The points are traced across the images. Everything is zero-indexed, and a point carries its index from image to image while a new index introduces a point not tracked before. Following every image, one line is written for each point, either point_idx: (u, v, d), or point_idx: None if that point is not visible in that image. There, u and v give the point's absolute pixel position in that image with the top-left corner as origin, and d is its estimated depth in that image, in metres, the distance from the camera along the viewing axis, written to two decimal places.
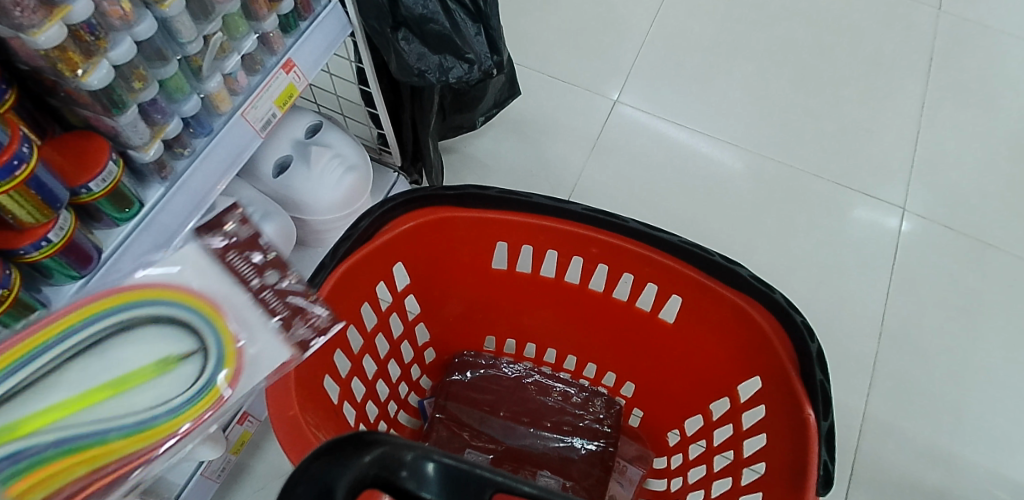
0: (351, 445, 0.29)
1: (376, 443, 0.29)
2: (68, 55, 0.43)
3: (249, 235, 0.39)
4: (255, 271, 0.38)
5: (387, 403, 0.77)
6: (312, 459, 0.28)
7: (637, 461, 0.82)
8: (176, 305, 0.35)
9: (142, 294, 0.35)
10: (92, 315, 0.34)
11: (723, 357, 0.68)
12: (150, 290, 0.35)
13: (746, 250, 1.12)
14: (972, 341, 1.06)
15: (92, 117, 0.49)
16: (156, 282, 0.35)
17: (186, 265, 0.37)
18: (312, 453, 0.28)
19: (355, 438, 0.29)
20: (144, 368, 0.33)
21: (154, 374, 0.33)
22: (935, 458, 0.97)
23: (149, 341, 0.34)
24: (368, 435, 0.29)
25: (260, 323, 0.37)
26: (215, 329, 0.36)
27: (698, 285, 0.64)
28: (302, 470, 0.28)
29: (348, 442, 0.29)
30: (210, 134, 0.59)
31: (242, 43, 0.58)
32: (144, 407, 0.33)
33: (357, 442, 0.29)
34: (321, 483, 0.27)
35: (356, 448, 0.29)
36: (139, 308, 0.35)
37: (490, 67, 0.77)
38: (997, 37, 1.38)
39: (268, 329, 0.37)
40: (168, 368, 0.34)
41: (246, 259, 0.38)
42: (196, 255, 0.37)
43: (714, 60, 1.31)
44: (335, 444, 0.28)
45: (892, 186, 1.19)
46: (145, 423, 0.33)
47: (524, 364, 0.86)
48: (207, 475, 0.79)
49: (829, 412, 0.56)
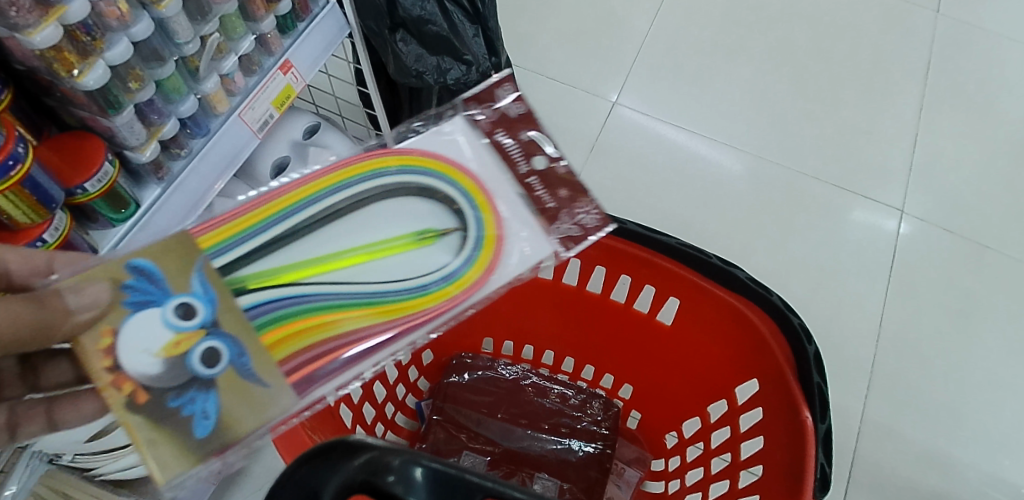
0: (337, 452, 0.33)
1: (365, 451, 0.34)
2: (64, 55, 0.43)
3: (519, 116, 0.50)
4: (522, 162, 0.48)
5: (384, 405, 0.77)
6: (301, 463, 0.33)
7: (636, 464, 0.81)
8: (443, 178, 0.46)
9: (414, 162, 0.45)
10: (382, 172, 0.45)
11: (721, 359, 0.68)
12: (427, 158, 0.46)
13: (745, 252, 1.11)
14: (970, 344, 1.06)
15: (89, 117, 0.49)
16: (434, 153, 0.46)
17: (457, 137, 0.47)
18: (300, 459, 0.32)
19: (341, 446, 0.33)
20: (413, 236, 0.44)
21: (418, 243, 0.44)
22: (933, 460, 0.97)
23: (414, 213, 0.45)
24: (355, 443, 0.34)
25: (513, 204, 0.46)
26: (475, 206, 0.45)
27: (697, 287, 0.64)
28: (290, 473, 0.33)
29: (333, 449, 0.33)
30: (207, 134, 0.59)
31: (240, 43, 0.58)
32: (404, 269, 0.43)
33: (343, 451, 0.33)
34: (307, 486, 0.32)
35: (343, 455, 0.33)
36: (418, 173, 0.45)
37: (489, 69, 0.76)
38: (995, 41, 1.38)
39: (521, 216, 0.46)
40: (429, 241, 0.44)
41: (518, 151, 0.48)
42: (472, 132, 0.48)
43: (713, 62, 1.31)
44: (322, 451, 0.33)
45: (891, 189, 1.19)
46: (414, 288, 0.43)
47: (523, 366, 0.86)
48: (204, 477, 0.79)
49: (827, 416, 0.56)
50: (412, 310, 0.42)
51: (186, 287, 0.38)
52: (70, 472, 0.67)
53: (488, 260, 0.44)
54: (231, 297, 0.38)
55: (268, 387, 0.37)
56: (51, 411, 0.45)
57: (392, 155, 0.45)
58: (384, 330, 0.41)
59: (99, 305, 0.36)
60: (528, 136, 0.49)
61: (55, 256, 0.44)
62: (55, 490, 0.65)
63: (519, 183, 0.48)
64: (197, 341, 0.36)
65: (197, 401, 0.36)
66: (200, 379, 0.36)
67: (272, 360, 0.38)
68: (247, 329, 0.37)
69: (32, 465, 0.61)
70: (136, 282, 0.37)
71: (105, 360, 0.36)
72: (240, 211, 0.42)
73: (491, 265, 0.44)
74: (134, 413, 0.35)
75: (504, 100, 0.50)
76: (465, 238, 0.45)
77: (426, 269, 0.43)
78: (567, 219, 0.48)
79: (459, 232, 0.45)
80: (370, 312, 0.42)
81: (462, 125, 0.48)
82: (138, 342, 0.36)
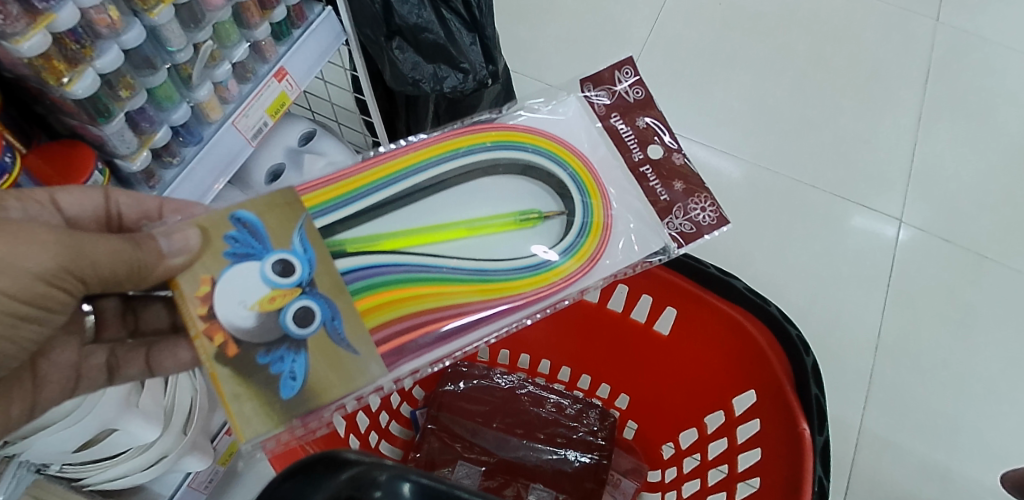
0: (323, 465, 0.35)
1: (350, 463, 0.35)
2: (53, 63, 0.43)
3: (638, 99, 0.59)
4: (635, 147, 0.58)
5: (378, 414, 0.76)
6: (285, 478, 0.34)
7: (631, 474, 0.80)
8: (553, 154, 0.55)
9: (525, 140, 0.55)
10: (498, 146, 0.54)
11: (718, 370, 0.67)
12: (538, 137, 0.55)
13: (743, 261, 1.11)
14: (969, 354, 1.06)
15: (79, 125, 0.49)
16: (545, 133, 0.55)
17: (570, 116, 0.57)
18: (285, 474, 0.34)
19: (327, 460, 0.35)
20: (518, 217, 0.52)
21: (521, 224, 0.52)
22: (930, 472, 0.96)
23: (522, 195, 0.54)
24: (340, 456, 0.35)
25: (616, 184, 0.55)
26: (580, 186, 0.54)
27: (696, 298, 0.63)
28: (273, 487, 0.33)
29: (320, 463, 0.35)
30: (200, 142, 0.59)
31: (234, 51, 0.58)
32: (511, 244, 0.52)
33: (330, 463, 0.35)
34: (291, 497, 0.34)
35: (329, 467, 0.35)
36: (532, 149, 0.55)
37: (485, 76, 0.76)
38: (994, 50, 1.38)
39: (631, 197, 0.55)
40: (534, 221, 0.52)
41: (634, 138, 0.57)
42: (585, 111, 0.57)
43: (712, 69, 1.31)
44: (309, 464, 0.34)
45: (889, 198, 1.18)
46: (522, 267, 0.51)
47: (518, 375, 0.85)
48: (195, 487, 0.79)
49: (824, 427, 0.54)
50: (516, 284, 0.51)
51: (286, 244, 0.45)
52: (57, 483, 0.66)
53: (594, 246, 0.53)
54: (328, 259, 0.45)
55: (356, 355, 0.44)
56: (151, 354, 0.53)
57: (505, 132, 0.55)
58: (487, 302, 0.50)
59: (188, 250, 0.43)
60: (645, 121, 0.58)
61: (164, 203, 0.49)
62: None
63: (633, 170, 0.57)
64: (293, 298, 0.43)
65: (285, 361, 0.42)
66: (291, 339, 0.42)
67: (361, 329, 0.44)
68: (341, 295, 0.44)
69: (19, 475, 0.60)
70: (239, 235, 0.44)
71: (201, 309, 0.42)
72: (350, 173, 0.51)
73: (596, 248, 0.53)
74: (222, 364, 0.41)
75: (624, 83, 0.59)
76: (571, 223, 0.53)
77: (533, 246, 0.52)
78: (681, 215, 0.56)
79: (563, 214, 0.53)
80: (479, 280, 0.50)
81: (577, 106, 0.57)
82: (233, 297, 0.42)
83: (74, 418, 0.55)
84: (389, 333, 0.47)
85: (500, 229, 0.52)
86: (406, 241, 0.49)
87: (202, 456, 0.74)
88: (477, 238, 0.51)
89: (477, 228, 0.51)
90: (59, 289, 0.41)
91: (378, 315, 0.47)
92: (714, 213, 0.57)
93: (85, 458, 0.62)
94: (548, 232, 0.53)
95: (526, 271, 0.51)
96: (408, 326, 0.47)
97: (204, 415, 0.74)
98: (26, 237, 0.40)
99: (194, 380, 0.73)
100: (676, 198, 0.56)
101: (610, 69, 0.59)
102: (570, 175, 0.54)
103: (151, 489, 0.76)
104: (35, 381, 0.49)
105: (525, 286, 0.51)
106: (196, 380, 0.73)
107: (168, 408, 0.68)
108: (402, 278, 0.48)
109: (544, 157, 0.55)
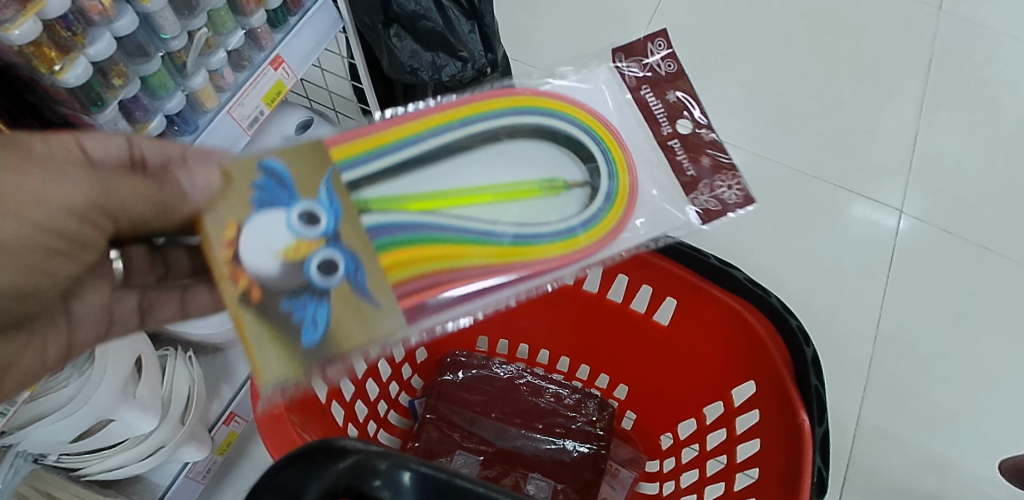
0: (323, 453, 0.36)
1: (347, 452, 0.37)
2: (44, 51, 0.42)
3: (669, 71, 0.54)
4: (663, 119, 0.54)
5: (376, 403, 0.77)
6: (287, 465, 0.36)
7: (630, 464, 0.80)
8: (580, 124, 0.52)
9: (555, 106, 0.52)
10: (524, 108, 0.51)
11: (718, 361, 0.67)
12: (565, 105, 0.52)
13: (743, 251, 1.10)
14: (968, 346, 1.06)
15: (72, 115, 0.48)
16: (571, 102, 0.52)
17: (600, 85, 0.54)
18: (286, 461, 0.35)
19: (327, 448, 0.36)
20: (542, 186, 0.49)
21: (545, 193, 0.49)
22: (927, 463, 0.96)
23: (550, 160, 0.50)
24: (340, 444, 0.37)
25: (642, 159, 0.53)
26: (609, 157, 0.51)
27: (696, 288, 0.63)
28: (275, 473, 0.35)
29: (319, 451, 0.36)
30: (196, 131, 0.58)
31: (229, 38, 0.57)
32: (537, 212, 0.49)
33: (330, 451, 0.36)
34: (292, 484, 0.36)
35: (329, 455, 0.36)
36: (558, 113, 0.51)
37: (485, 65, 0.76)
38: (997, 39, 1.37)
39: (655, 173, 0.52)
40: (560, 191, 0.49)
41: (663, 107, 0.53)
42: (613, 79, 0.54)
43: (713, 58, 1.30)
44: (308, 452, 0.36)
45: (890, 188, 1.18)
46: (549, 238, 0.48)
47: (517, 365, 0.85)
48: (194, 477, 0.79)
49: (824, 418, 0.54)
50: (541, 253, 0.48)
51: (313, 195, 0.43)
52: (55, 473, 0.66)
53: (620, 220, 0.50)
54: (351, 213, 0.43)
55: (379, 308, 0.42)
56: (188, 298, 0.51)
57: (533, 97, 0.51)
58: (505, 270, 0.47)
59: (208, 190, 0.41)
60: (674, 95, 0.54)
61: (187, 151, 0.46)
62: (42, 492, 0.64)
63: (661, 144, 0.53)
64: (316, 249, 0.41)
65: (308, 308, 0.40)
66: (314, 288, 0.41)
67: (386, 285, 0.43)
68: (366, 249, 0.43)
69: (17, 465, 0.62)
70: (265, 180, 0.42)
71: (223, 252, 0.40)
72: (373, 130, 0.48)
73: (621, 222, 0.50)
74: (242, 307, 0.39)
75: (655, 55, 0.54)
76: (599, 194, 0.50)
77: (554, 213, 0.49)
78: (707, 193, 0.53)
79: (591, 182, 0.50)
80: (503, 247, 0.47)
81: (608, 76, 0.54)
82: (257, 241, 0.41)
83: (69, 408, 0.56)
84: (411, 291, 0.44)
85: (523, 194, 0.49)
86: (429, 200, 0.47)
87: (200, 446, 0.74)
88: (501, 205, 0.48)
89: (502, 196, 0.48)
90: (88, 226, 0.41)
91: (400, 272, 0.44)
92: (741, 193, 0.53)
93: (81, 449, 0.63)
94: (574, 203, 0.50)
95: (547, 237, 0.48)
96: (429, 288, 0.45)
97: (202, 405, 0.74)
98: (56, 172, 0.39)
99: (192, 369, 0.74)
100: (703, 176, 0.53)
101: (643, 40, 0.54)
102: (597, 144, 0.51)
103: (150, 479, 0.76)
104: (68, 320, 0.48)
105: (544, 254, 0.48)
106: (193, 370, 0.74)
107: (165, 398, 0.68)
108: (425, 239, 0.46)
109: (573, 126, 0.51)
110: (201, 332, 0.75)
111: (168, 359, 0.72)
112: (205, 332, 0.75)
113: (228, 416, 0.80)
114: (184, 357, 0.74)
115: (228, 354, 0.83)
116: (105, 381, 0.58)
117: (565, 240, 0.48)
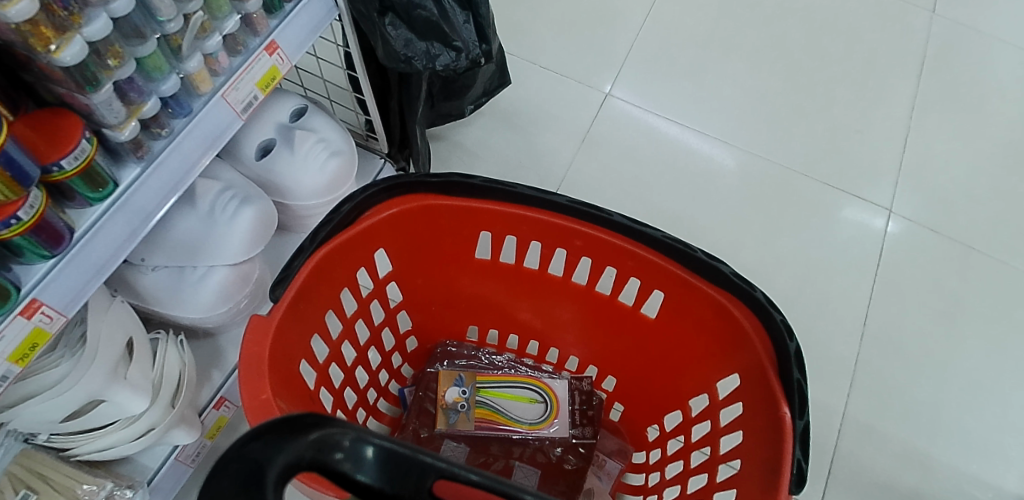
0: (289, 428, 0.25)
1: (321, 423, 0.26)
2: (41, 29, 0.42)
3: (584, 434, 0.79)
4: (577, 427, 0.79)
5: (365, 392, 0.77)
6: (251, 438, 0.25)
7: (617, 455, 0.82)
8: (541, 413, 0.79)
9: (530, 380, 0.80)
10: (514, 381, 0.80)
11: (702, 352, 0.68)
12: (531, 398, 0.80)
13: (732, 248, 1.12)
14: (953, 344, 1.07)
15: (67, 94, 0.48)
16: (545, 386, 0.80)
17: (558, 426, 0.79)
18: (250, 431, 0.25)
19: (294, 420, 0.26)
20: (522, 397, 0.80)
21: (523, 399, 0.80)
22: (911, 459, 0.97)
23: (526, 399, 0.80)
24: (308, 417, 0.26)
25: (564, 420, 0.79)
26: (553, 408, 0.79)
27: (680, 279, 0.63)
28: (238, 448, 0.25)
29: (286, 424, 0.26)
30: (189, 114, 0.59)
31: (224, 23, 0.58)
32: (513, 404, 0.79)
33: (295, 424, 0.26)
34: (252, 462, 0.24)
35: (295, 429, 0.25)
36: (527, 396, 0.80)
37: (479, 55, 0.78)
38: (990, 43, 1.38)
39: (565, 418, 0.79)
40: (528, 400, 0.80)
41: (579, 439, 0.79)
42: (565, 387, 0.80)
43: (708, 57, 1.31)
44: (274, 424, 0.25)
45: (879, 188, 1.19)
46: (513, 417, 0.79)
47: (506, 356, 0.86)
48: (183, 460, 0.79)
49: (805, 411, 0.55)
50: (516, 403, 0.79)
51: None
52: (45, 452, 0.68)
53: (556, 411, 0.79)
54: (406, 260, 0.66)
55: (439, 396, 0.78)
56: None
57: (515, 411, 0.79)
58: (491, 422, 0.78)
59: None
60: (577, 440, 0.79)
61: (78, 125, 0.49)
62: (31, 471, 0.66)
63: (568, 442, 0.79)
64: None
65: None
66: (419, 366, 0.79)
67: (448, 374, 0.79)
68: None
69: (8, 445, 0.64)
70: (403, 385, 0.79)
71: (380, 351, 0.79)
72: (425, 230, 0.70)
73: (557, 398, 0.79)
74: None
75: (574, 428, 0.79)
76: (545, 396, 0.80)
77: (529, 416, 0.79)
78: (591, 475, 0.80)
79: (543, 402, 0.80)
80: (491, 408, 0.79)
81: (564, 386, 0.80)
82: None
83: (60, 388, 0.56)
84: None
85: (515, 396, 0.80)
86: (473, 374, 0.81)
87: (189, 429, 0.74)
88: (496, 394, 0.80)
89: (500, 393, 0.80)
90: None
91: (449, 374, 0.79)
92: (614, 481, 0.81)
93: (71, 429, 0.63)
94: (531, 411, 0.79)
95: (519, 420, 0.78)
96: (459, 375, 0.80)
97: (192, 389, 0.74)
98: None
99: (183, 354, 0.74)
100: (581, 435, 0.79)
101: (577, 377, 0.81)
102: (546, 399, 0.80)
103: (139, 461, 0.76)
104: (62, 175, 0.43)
105: (500, 423, 0.78)
106: (185, 354, 0.74)
107: (156, 381, 0.69)
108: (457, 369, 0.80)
109: (532, 418, 0.79)
110: (192, 316, 0.75)
111: (159, 343, 0.71)
112: (197, 315, 0.75)
113: (218, 401, 0.81)
114: (175, 342, 0.74)
115: (220, 340, 0.84)
116: (95, 363, 0.58)
117: (530, 428, 0.78)
